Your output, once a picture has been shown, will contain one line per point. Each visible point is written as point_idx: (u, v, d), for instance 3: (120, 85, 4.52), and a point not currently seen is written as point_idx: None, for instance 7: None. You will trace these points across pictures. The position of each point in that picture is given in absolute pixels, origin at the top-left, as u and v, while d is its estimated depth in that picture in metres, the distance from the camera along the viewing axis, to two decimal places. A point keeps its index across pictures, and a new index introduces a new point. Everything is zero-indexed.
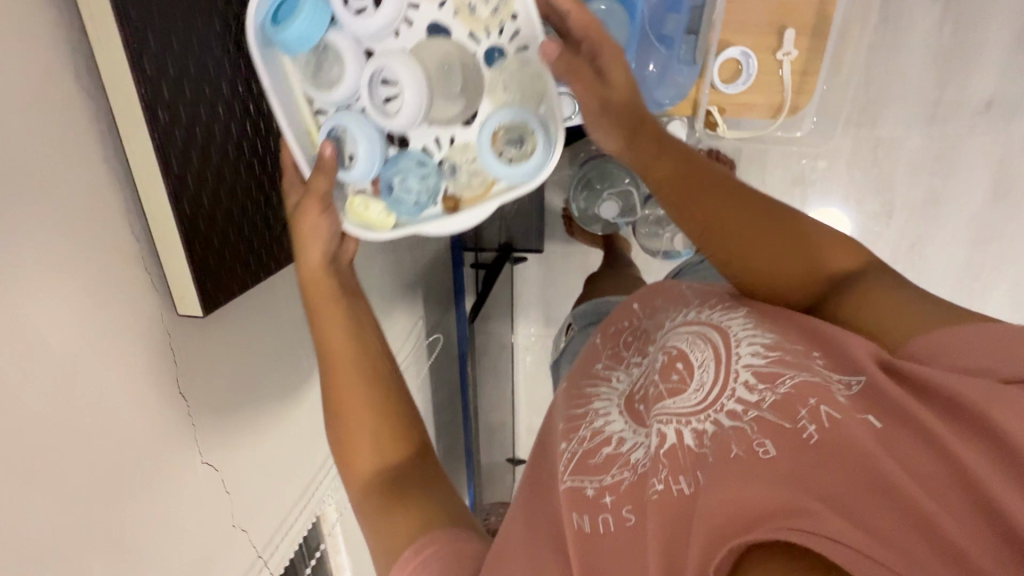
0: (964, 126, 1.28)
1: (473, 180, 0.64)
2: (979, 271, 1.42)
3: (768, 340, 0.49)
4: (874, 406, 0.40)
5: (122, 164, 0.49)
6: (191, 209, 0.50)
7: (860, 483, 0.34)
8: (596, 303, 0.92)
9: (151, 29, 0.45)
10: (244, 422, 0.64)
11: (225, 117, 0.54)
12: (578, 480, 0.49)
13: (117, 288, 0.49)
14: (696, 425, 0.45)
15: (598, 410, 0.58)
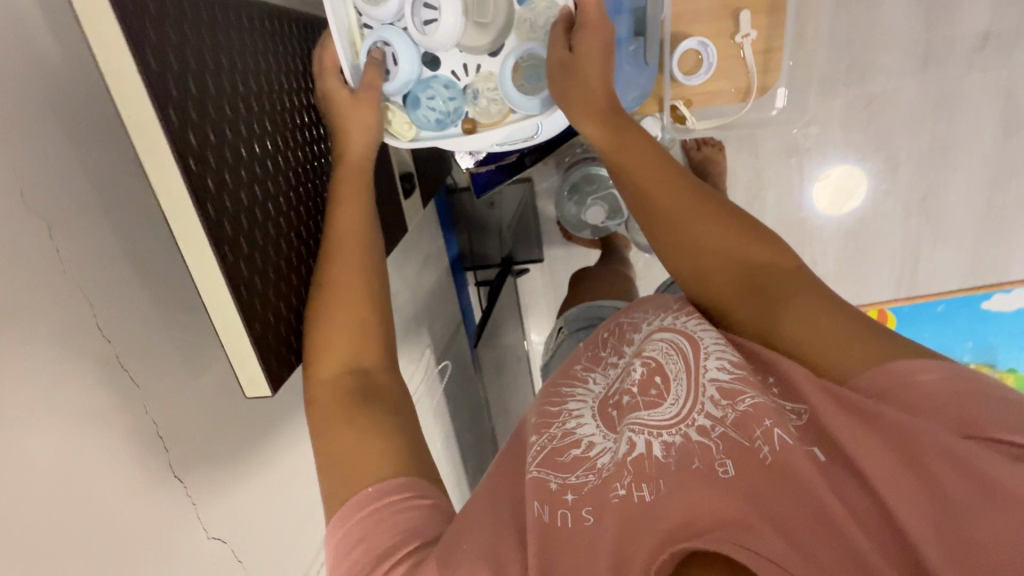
0: (961, 66, 1.22)
1: (491, 107, 0.67)
2: (1001, 216, 1.34)
3: (734, 357, 0.50)
4: (817, 437, 0.44)
5: (111, 243, 0.47)
6: (250, 296, 0.47)
7: (798, 508, 0.40)
8: (587, 304, 0.88)
9: (182, 107, 0.42)
10: (252, 489, 0.63)
11: (263, 178, 0.50)
12: (543, 472, 0.50)
13: (112, 374, 0.48)
14: (666, 437, 0.47)
15: (572, 411, 0.57)
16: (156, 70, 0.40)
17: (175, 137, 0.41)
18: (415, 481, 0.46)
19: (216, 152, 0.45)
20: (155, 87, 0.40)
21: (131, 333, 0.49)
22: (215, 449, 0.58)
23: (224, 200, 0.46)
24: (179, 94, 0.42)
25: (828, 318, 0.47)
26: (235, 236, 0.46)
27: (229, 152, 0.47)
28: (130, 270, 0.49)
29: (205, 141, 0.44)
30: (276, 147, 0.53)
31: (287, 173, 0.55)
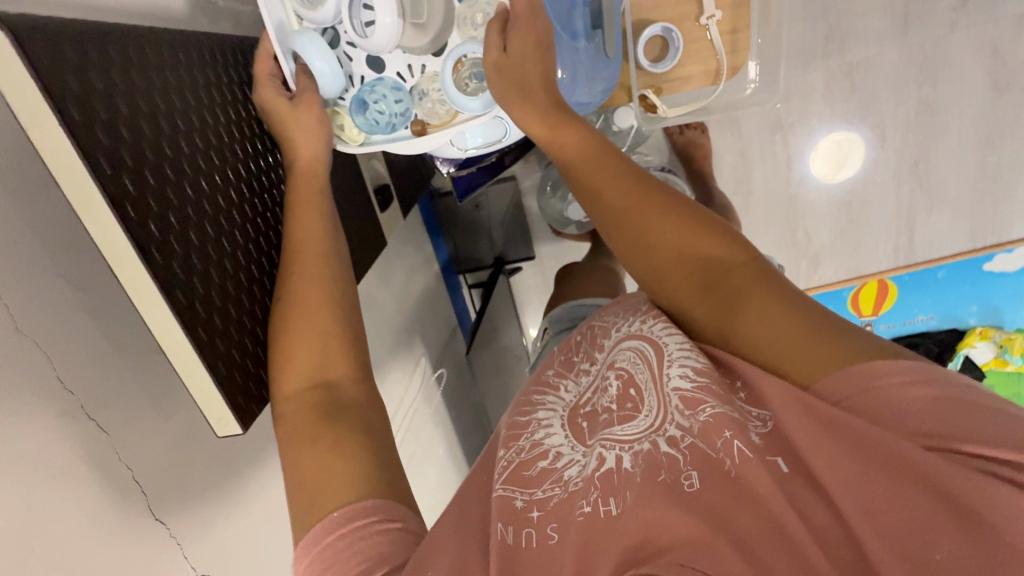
0: (942, 26, 1.18)
1: (439, 108, 0.66)
2: (996, 175, 1.30)
3: (699, 362, 0.48)
4: (780, 446, 0.43)
5: (65, 291, 0.47)
6: (208, 337, 0.46)
7: (761, 528, 0.38)
8: (571, 303, 0.87)
9: (109, 156, 0.40)
10: (236, 523, 0.63)
11: (208, 214, 0.49)
12: (509, 490, 0.48)
13: (77, 422, 0.47)
14: (635, 449, 0.47)
15: (541, 420, 0.55)
16: (82, 121, 0.39)
17: (107, 187, 0.40)
18: (383, 504, 0.45)
19: (157, 195, 0.44)
20: (81, 137, 0.39)
21: (91, 377, 0.48)
22: (195, 485, 0.57)
23: (171, 244, 0.45)
24: (109, 140, 0.41)
25: (785, 320, 0.46)
26: (185, 279, 0.45)
27: (173, 193, 0.46)
28: (86, 313, 0.49)
29: (145, 186, 0.43)
30: (226, 180, 0.52)
31: (241, 206, 0.54)
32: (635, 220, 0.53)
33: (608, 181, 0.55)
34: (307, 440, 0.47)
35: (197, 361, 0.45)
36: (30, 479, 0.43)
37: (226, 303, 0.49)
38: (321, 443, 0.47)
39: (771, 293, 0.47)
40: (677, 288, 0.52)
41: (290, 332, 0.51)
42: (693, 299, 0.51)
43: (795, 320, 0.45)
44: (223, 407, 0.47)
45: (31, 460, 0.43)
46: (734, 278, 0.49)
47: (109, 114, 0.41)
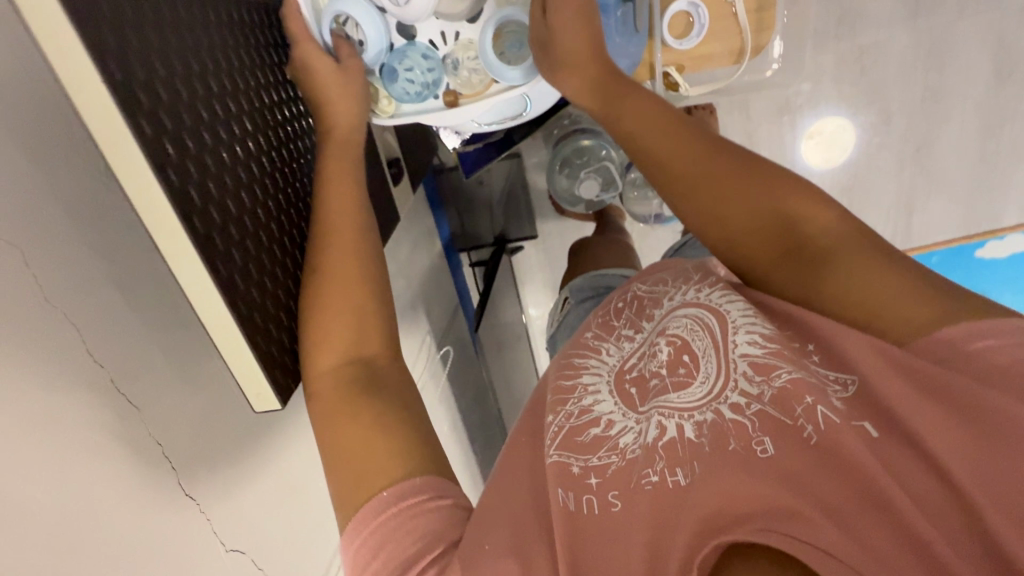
0: (954, 10, 1.18)
1: (473, 77, 0.63)
2: (995, 161, 1.32)
3: (765, 330, 0.50)
4: (867, 410, 0.43)
5: (100, 265, 0.46)
6: (249, 312, 0.45)
7: (850, 494, 0.39)
8: (590, 274, 0.87)
9: (148, 122, 0.38)
10: (264, 498, 0.62)
11: (242, 183, 0.47)
12: (565, 455, 0.50)
13: (113, 396, 0.46)
14: (698, 418, 0.48)
15: (587, 386, 0.56)
16: (123, 80, 0.37)
17: (151, 151, 0.38)
18: (430, 481, 0.45)
19: (197, 163, 0.43)
20: (122, 98, 0.37)
21: (121, 351, 0.47)
22: (223, 461, 0.56)
23: (212, 213, 0.43)
24: (151, 102, 0.39)
25: (887, 286, 0.46)
26: (226, 251, 0.44)
27: (212, 161, 0.44)
28: (114, 285, 0.47)
29: (185, 151, 0.42)
30: (259, 150, 0.50)
31: (275, 178, 0.52)
32: (712, 191, 0.53)
33: (678, 153, 0.54)
34: (349, 416, 0.46)
35: (237, 334, 0.44)
36: (66, 457, 0.42)
37: (262, 274, 0.48)
38: (363, 418, 0.46)
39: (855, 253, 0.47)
40: (768, 257, 0.52)
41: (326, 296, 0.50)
42: (785, 267, 0.51)
43: (900, 282, 0.45)
44: (263, 383, 0.47)
45: (68, 437, 0.42)
46: (821, 241, 0.49)
47: (146, 72, 0.39)
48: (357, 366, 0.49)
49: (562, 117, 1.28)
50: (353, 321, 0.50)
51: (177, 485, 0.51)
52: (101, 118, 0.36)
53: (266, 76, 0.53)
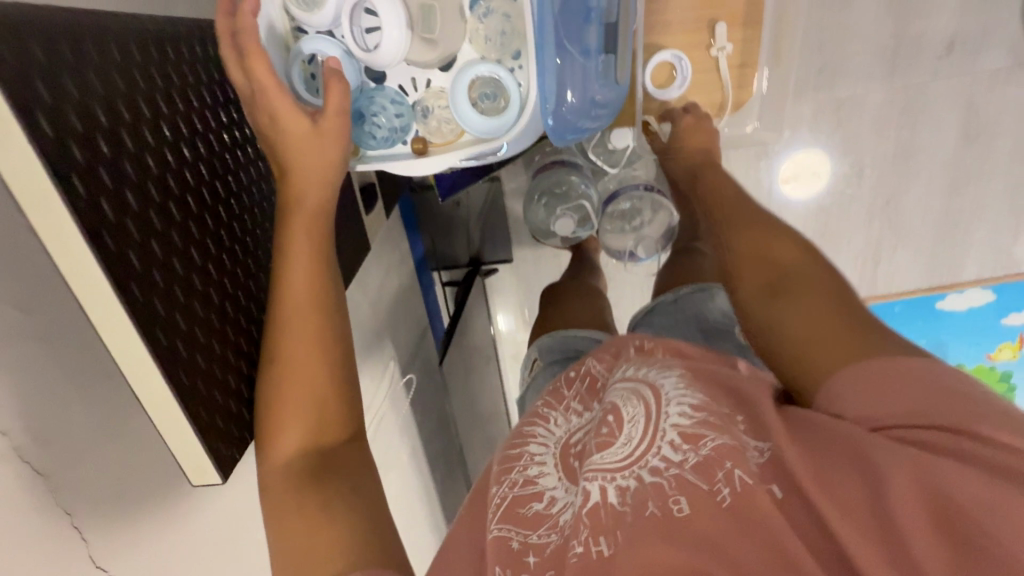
0: (928, 72, 1.21)
1: (443, 125, 0.60)
2: (959, 219, 1.35)
3: (695, 400, 0.49)
4: (781, 475, 0.43)
5: (16, 314, 0.41)
6: (189, 379, 0.43)
7: (760, 555, 0.39)
8: (560, 336, 0.86)
9: (81, 179, 0.35)
10: (189, 559, 0.57)
11: (186, 239, 0.45)
12: (505, 530, 0.48)
13: (22, 458, 0.42)
14: (620, 482, 0.46)
15: (534, 455, 0.54)
16: (52, 134, 0.34)
17: (83, 215, 0.35)
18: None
19: (137, 221, 0.40)
20: (49, 156, 0.33)
21: (30, 414, 0.42)
22: (146, 522, 0.52)
23: (155, 276, 0.40)
24: (87, 156, 0.36)
25: (840, 338, 0.47)
26: (168, 316, 0.41)
27: (156, 216, 0.41)
28: (29, 340, 0.42)
29: (124, 209, 0.39)
30: (204, 201, 0.48)
31: (222, 231, 0.50)
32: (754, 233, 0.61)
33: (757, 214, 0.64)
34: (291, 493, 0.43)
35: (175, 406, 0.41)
36: None
37: (205, 336, 0.45)
38: None
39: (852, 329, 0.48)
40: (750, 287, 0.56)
41: (282, 354, 0.50)
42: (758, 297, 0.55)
43: (848, 342, 0.47)
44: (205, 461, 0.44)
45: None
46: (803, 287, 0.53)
47: (83, 122, 0.37)
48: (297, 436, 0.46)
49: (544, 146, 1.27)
50: (307, 392, 0.49)
51: (86, 555, 0.47)
52: (19, 179, 0.33)
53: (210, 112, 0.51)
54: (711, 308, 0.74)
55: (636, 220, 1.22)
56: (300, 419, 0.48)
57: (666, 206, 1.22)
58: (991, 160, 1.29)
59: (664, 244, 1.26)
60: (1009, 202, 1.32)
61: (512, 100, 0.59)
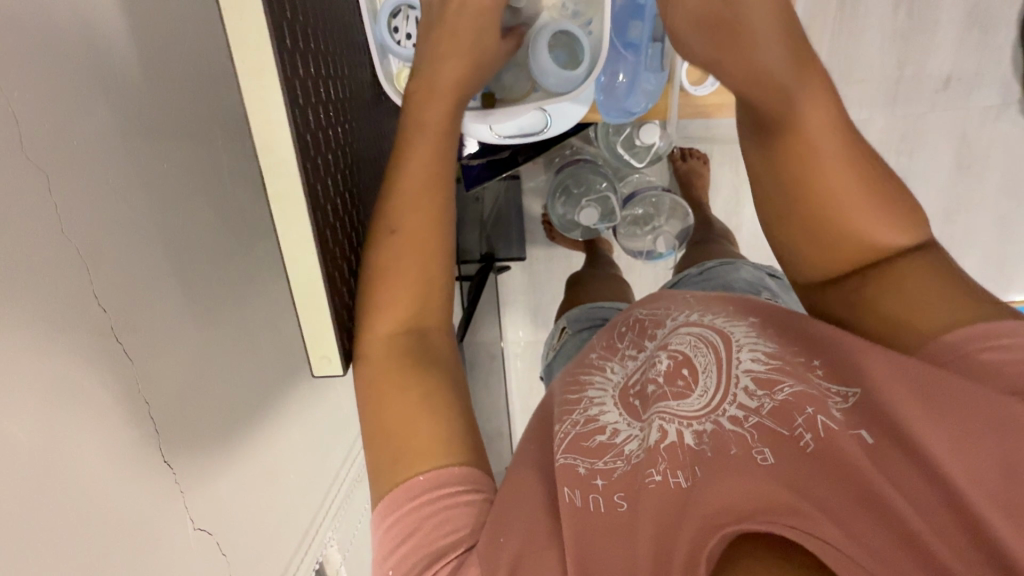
0: (928, 103, 1.31)
1: (515, 83, 0.72)
2: (952, 244, 1.42)
3: (768, 348, 0.52)
4: (869, 423, 0.44)
5: (120, 202, 0.47)
6: (330, 261, 0.49)
7: (852, 497, 0.40)
8: (590, 306, 0.91)
9: (288, 65, 0.43)
10: (236, 473, 0.60)
11: (328, 141, 0.51)
12: (570, 458, 0.50)
13: (119, 335, 0.46)
14: (697, 427, 0.49)
15: (593, 398, 0.57)
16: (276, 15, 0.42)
17: (286, 84, 0.43)
18: (469, 473, 0.48)
19: (307, 107, 0.47)
20: (274, 30, 0.41)
21: (125, 296, 0.46)
22: (205, 429, 0.55)
23: (315, 157, 0.48)
24: (289, 42, 0.44)
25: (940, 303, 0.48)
26: (318, 193, 0.48)
27: (318, 114, 0.49)
28: (125, 230, 0.47)
29: (304, 93, 0.46)
30: (338, 114, 0.55)
31: (345, 145, 0.56)
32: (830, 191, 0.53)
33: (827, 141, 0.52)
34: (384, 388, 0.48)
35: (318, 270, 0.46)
36: (59, 388, 0.41)
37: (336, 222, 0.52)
38: None
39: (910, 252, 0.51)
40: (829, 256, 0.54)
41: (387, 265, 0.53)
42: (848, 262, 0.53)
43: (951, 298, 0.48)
44: (334, 345, 0.49)
45: (63, 371, 0.41)
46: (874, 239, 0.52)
47: (291, 22, 0.45)
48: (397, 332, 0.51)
49: (564, 147, 1.32)
50: (412, 287, 0.53)
51: (158, 448, 0.49)
52: (255, 49, 0.40)
53: (345, 54, 0.59)
54: (735, 278, 0.78)
55: (650, 223, 1.32)
56: (404, 310, 0.53)
57: (682, 207, 1.31)
58: (983, 189, 1.37)
59: (681, 243, 1.31)
60: (999, 231, 1.40)
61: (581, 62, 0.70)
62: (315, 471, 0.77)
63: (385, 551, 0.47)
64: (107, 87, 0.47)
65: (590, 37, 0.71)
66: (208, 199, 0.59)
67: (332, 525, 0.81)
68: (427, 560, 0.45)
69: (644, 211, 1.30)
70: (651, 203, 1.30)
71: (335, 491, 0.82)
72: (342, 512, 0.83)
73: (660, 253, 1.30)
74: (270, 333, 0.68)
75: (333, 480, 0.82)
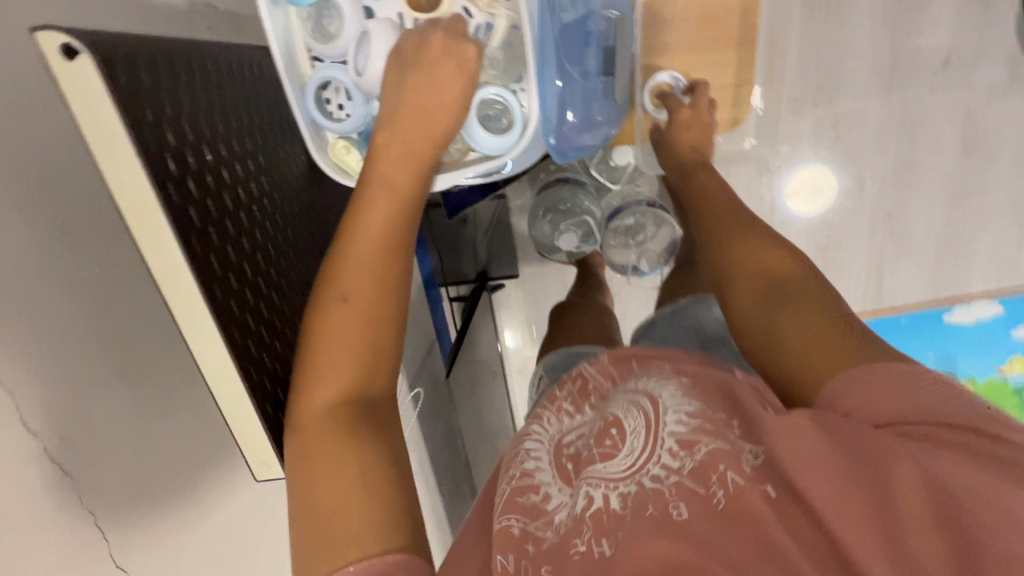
0: (928, 85, 1.24)
1: (449, 146, 0.70)
2: (960, 233, 1.34)
3: (691, 408, 0.51)
4: (771, 476, 0.45)
5: (64, 315, 0.47)
6: (257, 376, 0.50)
7: (753, 552, 0.42)
8: (568, 352, 0.89)
9: (177, 200, 0.43)
10: (200, 559, 0.60)
11: (236, 252, 0.51)
12: (507, 520, 0.51)
13: (59, 451, 0.45)
14: (623, 489, 0.49)
15: (530, 451, 0.58)
16: (153, 154, 0.42)
17: (176, 219, 0.43)
18: (402, 561, 0.46)
19: (208, 229, 0.47)
20: (152, 170, 0.41)
21: (58, 416, 0.45)
22: (161, 525, 0.55)
23: (225, 276, 0.48)
24: (176, 172, 0.44)
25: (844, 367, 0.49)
26: (233, 310, 0.48)
27: (214, 230, 0.48)
28: (57, 346, 0.46)
29: (203, 217, 0.47)
30: (254, 217, 0.56)
31: (265, 242, 0.57)
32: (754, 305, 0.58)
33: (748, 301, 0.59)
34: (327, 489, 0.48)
35: (240, 386, 0.47)
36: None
37: (258, 330, 0.52)
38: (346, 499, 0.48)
39: (817, 312, 0.54)
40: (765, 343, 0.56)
41: (314, 360, 0.54)
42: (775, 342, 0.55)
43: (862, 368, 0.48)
44: (266, 449, 0.51)
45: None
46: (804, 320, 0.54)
47: (171, 153, 0.44)
48: (352, 405, 0.53)
49: (549, 164, 1.32)
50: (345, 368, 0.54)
51: (106, 555, 0.50)
52: (133, 189, 0.40)
53: (247, 142, 0.58)
54: (708, 316, 0.77)
55: (639, 236, 1.25)
56: (349, 372, 0.54)
57: (668, 220, 1.23)
58: (990, 174, 1.29)
59: (669, 257, 1.25)
60: (1016, 210, 1.32)
61: (513, 119, 0.67)
62: None
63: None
64: (23, 195, 0.44)
65: (522, 91, 0.68)
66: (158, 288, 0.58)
67: None
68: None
69: (632, 224, 1.23)
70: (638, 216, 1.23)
71: None
72: None
73: (647, 270, 1.28)
74: None
75: None
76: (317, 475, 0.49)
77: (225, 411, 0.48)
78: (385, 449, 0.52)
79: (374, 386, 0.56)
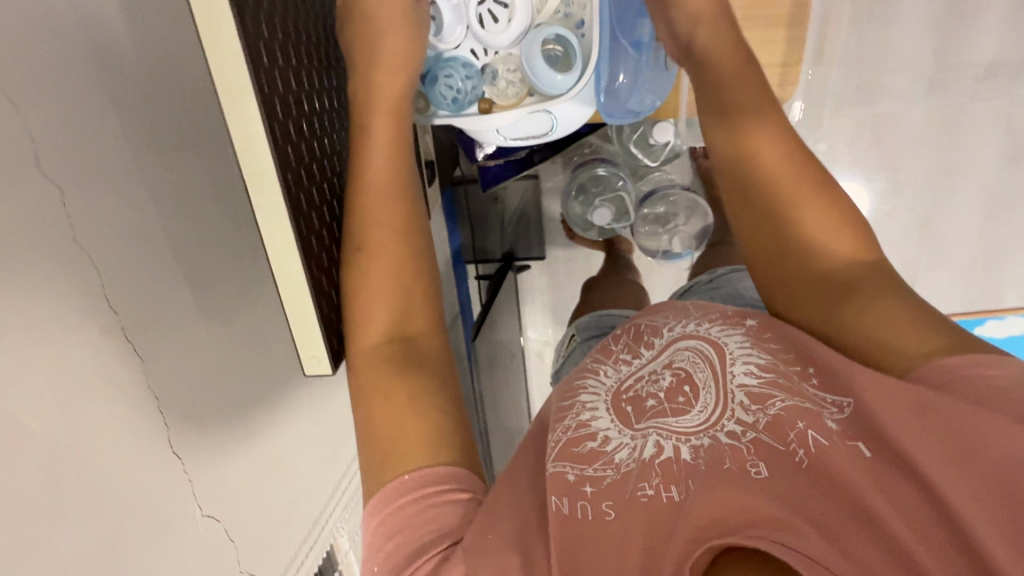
0: (970, 93, 1.17)
1: (507, 89, 0.73)
2: (1001, 243, 1.29)
3: (762, 360, 0.54)
4: (862, 431, 0.45)
5: (147, 208, 0.53)
6: (315, 272, 0.54)
7: (836, 509, 0.42)
8: (598, 314, 0.92)
9: (268, 86, 0.47)
10: (240, 460, 0.64)
11: (307, 150, 0.54)
12: (561, 466, 0.52)
13: (136, 328, 0.51)
14: (694, 442, 0.51)
15: (586, 403, 0.59)
16: (254, 40, 0.46)
17: (264, 105, 0.46)
18: (456, 472, 0.51)
19: (288, 122, 0.51)
20: (250, 51, 0.45)
21: (133, 300, 0.50)
22: (212, 421, 0.60)
23: (298, 168, 0.52)
24: (267, 61, 0.47)
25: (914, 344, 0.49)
26: (301, 202, 0.52)
27: (293, 125, 0.51)
28: (139, 239, 0.51)
29: (285, 110, 0.50)
30: (325, 128, 0.59)
31: (333, 156, 0.61)
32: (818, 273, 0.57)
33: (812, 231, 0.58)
34: (381, 393, 0.53)
35: (301, 269, 0.51)
36: (81, 378, 0.46)
37: (320, 230, 0.56)
38: (398, 398, 0.53)
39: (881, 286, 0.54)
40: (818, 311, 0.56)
41: (375, 273, 0.57)
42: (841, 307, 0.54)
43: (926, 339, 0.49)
44: (320, 347, 0.55)
45: (88, 360, 0.46)
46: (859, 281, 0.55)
47: (268, 45, 0.48)
48: (393, 343, 0.56)
49: (583, 146, 1.30)
50: (390, 284, 0.57)
51: (166, 439, 0.54)
52: (234, 70, 0.44)
53: (326, 59, 0.62)
54: (746, 286, 0.80)
55: (670, 222, 1.28)
56: (389, 316, 0.57)
57: (701, 206, 1.26)
58: None
59: (699, 244, 1.27)
60: None
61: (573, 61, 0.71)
62: (324, 462, 0.82)
63: (374, 547, 0.50)
64: (116, 98, 0.50)
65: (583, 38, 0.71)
66: (220, 205, 0.63)
67: (341, 516, 0.86)
68: (413, 556, 0.47)
69: (664, 209, 1.27)
70: (671, 202, 1.27)
71: (344, 485, 0.87)
72: (353, 504, 0.89)
73: (677, 253, 1.28)
74: (274, 329, 0.71)
75: (345, 472, 0.87)
76: (368, 396, 0.54)
77: (286, 298, 0.52)
78: (437, 375, 0.56)
79: (414, 324, 0.58)
